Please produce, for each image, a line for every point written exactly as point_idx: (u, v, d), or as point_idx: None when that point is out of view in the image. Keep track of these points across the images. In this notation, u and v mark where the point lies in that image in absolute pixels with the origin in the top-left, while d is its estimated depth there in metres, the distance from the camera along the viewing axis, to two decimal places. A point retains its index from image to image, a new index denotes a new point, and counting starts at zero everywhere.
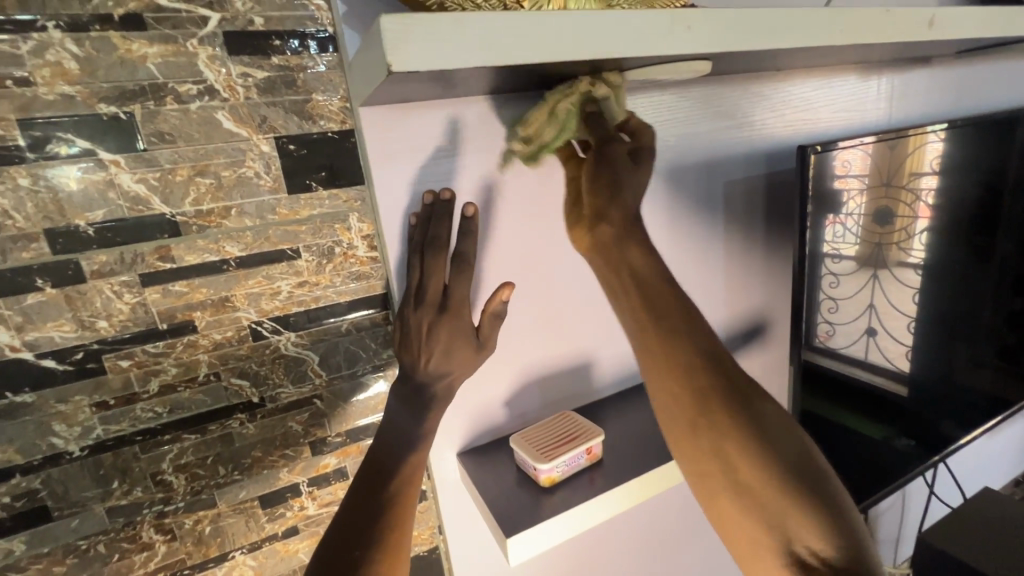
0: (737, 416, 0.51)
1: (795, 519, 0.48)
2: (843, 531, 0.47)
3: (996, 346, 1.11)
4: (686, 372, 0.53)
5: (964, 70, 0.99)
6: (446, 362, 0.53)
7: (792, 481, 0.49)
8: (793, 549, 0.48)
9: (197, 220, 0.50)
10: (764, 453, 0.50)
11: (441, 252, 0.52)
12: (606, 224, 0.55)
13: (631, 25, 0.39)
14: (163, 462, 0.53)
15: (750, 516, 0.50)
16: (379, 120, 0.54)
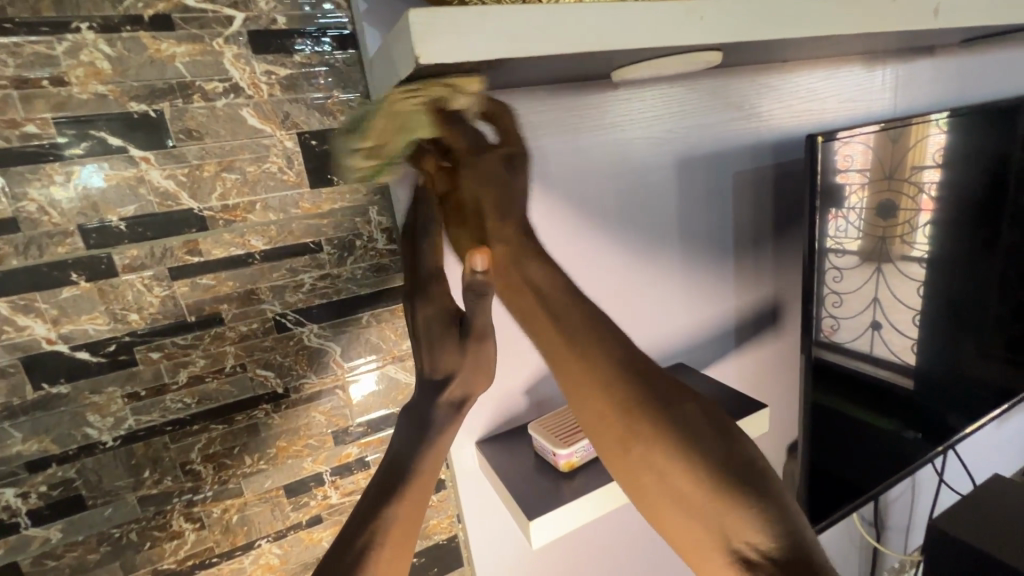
0: (657, 409, 0.37)
1: (736, 516, 0.35)
2: (781, 518, 0.35)
3: (1003, 336, 1.12)
4: (596, 363, 0.37)
5: (966, 61, 1.00)
6: (441, 358, 0.44)
7: (724, 482, 0.35)
8: (736, 549, 0.35)
9: (224, 214, 0.51)
10: (697, 454, 0.36)
11: (409, 232, 0.47)
12: (499, 243, 0.40)
13: (646, 17, 0.40)
14: (193, 451, 0.54)
15: (689, 520, 0.36)
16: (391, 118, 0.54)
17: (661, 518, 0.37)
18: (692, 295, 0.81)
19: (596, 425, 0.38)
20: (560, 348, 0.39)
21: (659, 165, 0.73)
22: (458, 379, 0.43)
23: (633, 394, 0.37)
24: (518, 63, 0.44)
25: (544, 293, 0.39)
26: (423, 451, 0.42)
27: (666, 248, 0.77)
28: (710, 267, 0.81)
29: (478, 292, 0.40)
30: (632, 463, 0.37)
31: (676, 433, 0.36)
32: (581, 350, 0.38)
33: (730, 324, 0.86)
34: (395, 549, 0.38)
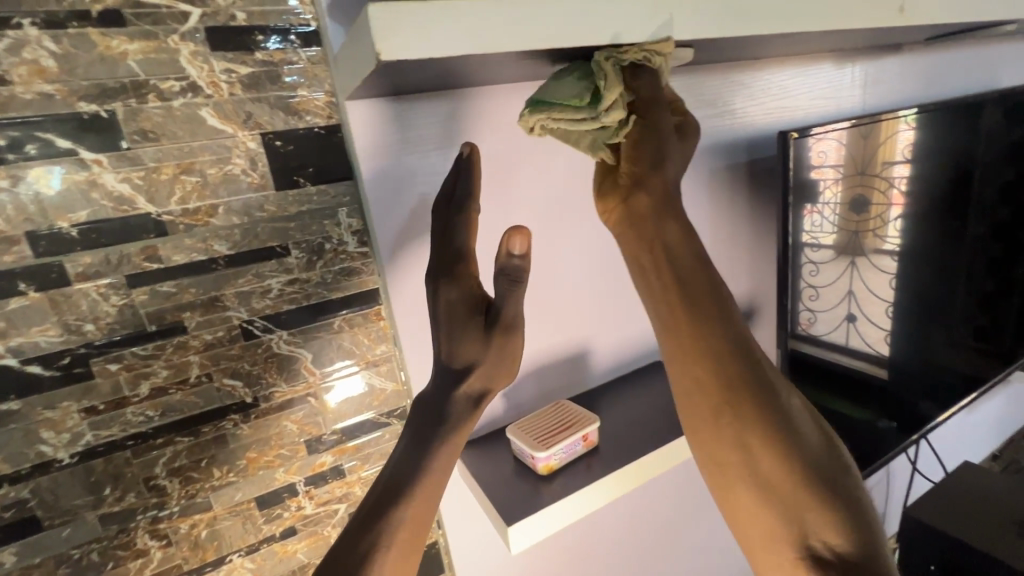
0: (765, 410, 0.44)
1: (815, 514, 0.43)
2: (857, 523, 0.43)
3: (970, 326, 1.15)
4: (717, 355, 0.44)
5: (932, 58, 1.02)
6: (463, 346, 0.50)
7: (813, 480, 0.43)
8: (808, 544, 0.43)
9: (184, 219, 0.49)
10: (792, 453, 0.43)
11: (446, 206, 0.50)
12: (644, 192, 0.47)
13: (614, 14, 0.39)
14: (157, 466, 0.52)
15: (768, 512, 0.44)
16: (366, 117, 0.54)
17: (739, 495, 0.45)
18: None
19: (701, 403, 0.45)
20: (684, 337, 0.45)
21: None
22: (479, 369, 0.50)
23: (741, 384, 0.44)
24: (487, 58, 0.43)
25: (681, 286, 0.45)
26: (439, 443, 0.47)
27: None
28: None
29: (510, 277, 0.49)
30: (725, 442, 0.44)
31: (777, 426, 0.44)
32: (711, 349, 0.44)
33: None
34: (406, 539, 0.43)
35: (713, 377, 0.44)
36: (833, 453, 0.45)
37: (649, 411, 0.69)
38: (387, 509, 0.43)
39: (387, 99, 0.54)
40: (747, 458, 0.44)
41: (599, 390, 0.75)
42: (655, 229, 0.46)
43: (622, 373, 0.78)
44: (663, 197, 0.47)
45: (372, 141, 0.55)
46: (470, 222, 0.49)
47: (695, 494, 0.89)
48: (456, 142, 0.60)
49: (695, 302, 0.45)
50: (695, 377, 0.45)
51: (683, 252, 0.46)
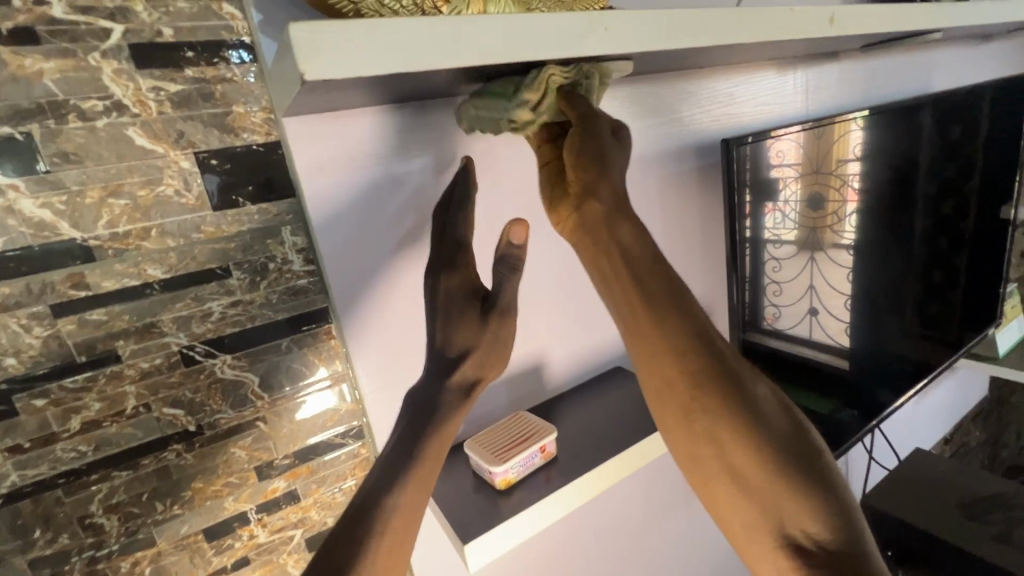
0: (732, 399, 0.44)
1: (794, 504, 0.42)
2: (840, 512, 0.42)
3: (920, 316, 1.20)
4: (679, 349, 0.45)
5: (872, 63, 1.07)
6: (458, 330, 0.51)
7: (790, 468, 0.43)
8: (788, 533, 0.43)
9: (113, 243, 0.47)
10: (764, 443, 0.43)
11: (444, 209, 0.55)
12: (595, 200, 0.47)
13: (546, 30, 0.40)
14: (92, 504, 0.49)
15: (745, 503, 0.44)
16: (355, 124, 0.57)
17: (715, 484, 0.45)
18: None
19: (668, 396, 0.46)
20: (649, 332, 0.46)
21: None
22: (475, 354, 0.50)
23: (707, 376, 0.45)
24: (426, 74, 0.43)
25: (640, 287, 0.46)
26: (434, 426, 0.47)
27: None
28: None
29: (508, 264, 0.53)
30: (696, 435, 0.45)
31: (747, 418, 0.44)
32: (674, 342, 0.45)
33: None
34: (400, 526, 0.41)
35: (676, 370, 0.45)
36: (807, 440, 0.45)
37: (609, 416, 0.70)
38: (384, 493, 0.42)
39: (374, 106, 0.57)
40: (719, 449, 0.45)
41: (562, 398, 0.75)
42: (607, 229, 0.47)
43: (582, 380, 0.78)
44: (615, 203, 0.47)
45: (348, 152, 0.57)
46: (468, 222, 0.54)
47: (661, 494, 0.90)
48: (400, 152, 0.60)
49: (655, 296, 0.46)
50: (660, 370, 0.46)
51: (636, 248, 0.46)
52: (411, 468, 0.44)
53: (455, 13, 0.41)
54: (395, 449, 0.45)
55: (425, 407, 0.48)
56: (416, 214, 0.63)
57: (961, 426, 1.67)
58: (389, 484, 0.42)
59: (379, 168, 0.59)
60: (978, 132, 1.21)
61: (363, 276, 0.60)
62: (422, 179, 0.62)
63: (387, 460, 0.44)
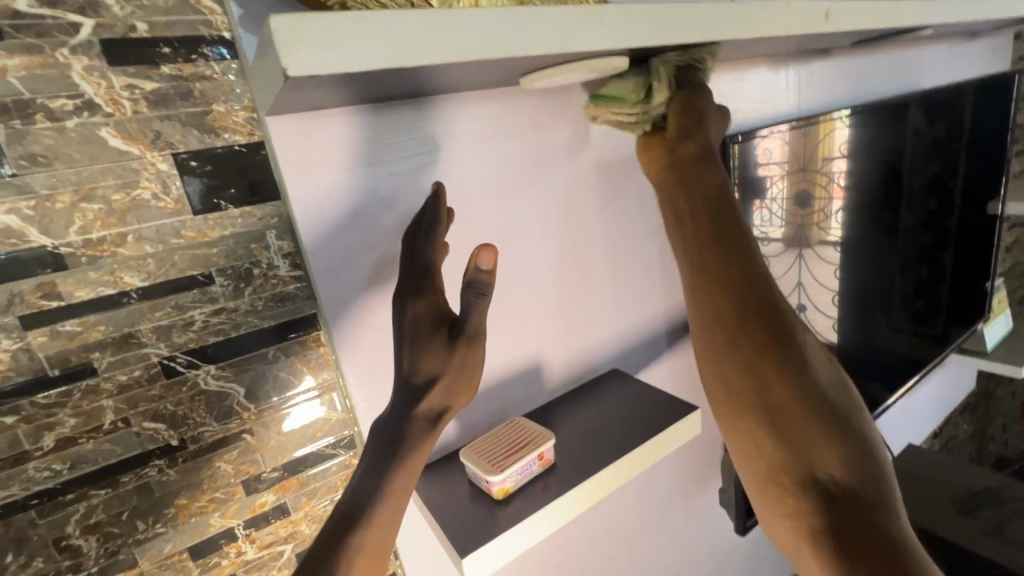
0: (780, 339, 0.48)
1: (823, 445, 0.46)
2: (863, 460, 0.46)
3: (909, 311, 1.21)
4: (739, 286, 0.49)
5: (860, 60, 1.07)
6: (425, 357, 0.49)
7: (824, 410, 0.46)
8: (812, 474, 0.46)
9: (86, 250, 0.44)
10: (805, 382, 0.47)
11: (413, 235, 0.54)
12: (689, 145, 0.54)
13: (538, 25, 0.38)
14: (68, 525, 0.47)
15: (775, 439, 0.47)
16: (340, 121, 0.54)
17: (748, 423, 0.49)
18: (625, 300, 0.80)
19: (719, 328, 0.50)
20: (715, 265, 0.50)
21: (585, 170, 0.72)
22: (442, 380, 0.49)
23: (761, 313, 0.48)
24: (416, 70, 0.41)
25: (714, 224, 0.51)
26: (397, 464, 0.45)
27: (593, 256, 0.75)
28: (637, 269, 0.81)
29: (476, 290, 0.50)
30: (739, 369, 0.49)
31: (793, 358, 0.48)
32: (736, 278, 0.49)
33: (661, 326, 0.86)
34: (365, 565, 0.41)
35: (732, 304, 0.49)
36: (843, 393, 0.48)
37: (605, 420, 0.69)
38: (345, 536, 0.42)
39: (359, 104, 0.54)
40: (759, 384, 0.48)
41: (557, 402, 0.73)
42: (693, 174, 0.54)
43: (576, 385, 0.77)
44: (702, 153, 0.54)
45: (329, 154, 0.54)
46: (437, 244, 0.52)
47: (658, 496, 0.89)
48: (379, 156, 0.57)
49: (724, 237, 0.51)
50: (717, 302, 0.50)
51: (715, 195, 0.52)
52: (373, 509, 0.43)
53: (445, 6, 0.40)
54: (362, 482, 0.45)
55: (391, 439, 0.47)
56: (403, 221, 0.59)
57: (950, 420, 1.69)
58: (354, 523, 0.42)
59: (366, 169, 0.56)
60: (963, 128, 1.22)
61: (348, 284, 0.57)
62: (402, 184, 0.59)
63: (352, 497, 0.44)
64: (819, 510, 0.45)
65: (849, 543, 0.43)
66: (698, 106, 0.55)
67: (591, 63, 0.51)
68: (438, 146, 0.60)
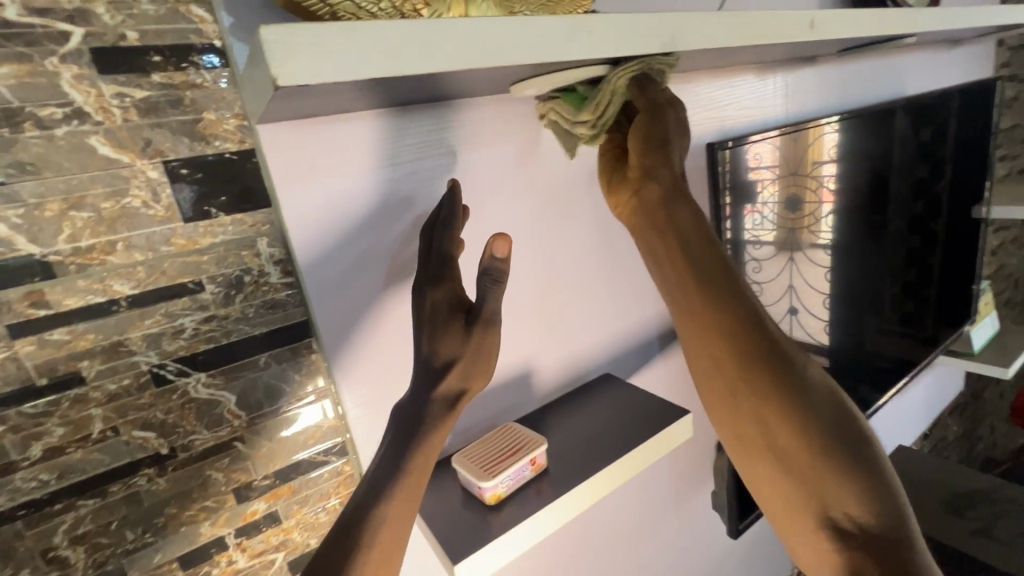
0: (778, 384, 0.49)
1: (836, 487, 0.47)
2: (880, 497, 0.47)
3: (898, 313, 1.23)
4: (728, 334, 0.50)
5: (847, 66, 1.09)
6: (443, 340, 0.50)
7: (834, 453, 0.47)
8: (829, 514, 0.48)
9: (75, 258, 0.44)
10: (808, 427, 0.48)
11: (432, 227, 0.55)
12: (653, 183, 0.53)
13: (527, 36, 0.39)
14: (56, 536, 0.46)
15: (787, 482, 0.50)
16: (364, 124, 0.56)
17: (761, 466, 0.51)
18: (616, 304, 0.81)
19: (717, 376, 0.52)
20: (702, 314, 0.51)
21: (575, 175, 0.73)
22: (461, 362, 0.49)
23: (754, 360, 0.50)
24: (406, 79, 0.41)
25: (694, 269, 0.51)
26: (418, 442, 0.46)
27: (584, 263, 0.76)
28: (630, 273, 0.82)
29: (492, 277, 0.51)
30: (743, 414, 0.51)
31: (794, 402, 0.49)
32: (724, 327, 0.50)
33: (652, 331, 0.86)
34: (386, 542, 0.41)
35: (726, 353, 0.50)
36: (855, 427, 0.49)
37: (597, 425, 0.69)
38: (369, 510, 0.42)
39: (384, 108, 0.56)
40: (764, 428, 0.50)
41: (550, 407, 0.74)
42: (667, 216, 0.53)
43: (568, 390, 0.77)
44: (673, 187, 0.53)
45: (324, 163, 0.54)
46: (454, 237, 0.54)
47: (652, 500, 0.90)
48: (373, 164, 0.57)
49: (709, 281, 0.51)
50: (712, 354, 0.51)
51: (692, 231, 0.52)
52: (396, 483, 0.43)
53: (436, 16, 0.40)
54: (384, 459, 0.45)
55: (410, 420, 0.47)
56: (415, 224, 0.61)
57: (939, 421, 1.71)
58: (376, 500, 0.42)
59: (360, 180, 0.57)
60: (948, 133, 1.24)
61: (353, 285, 0.58)
62: (393, 190, 0.59)
63: (375, 476, 0.44)
64: (841, 548, 0.47)
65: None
66: (660, 132, 0.53)
67: (570, 73, 0.53)
68: (428, 153, 0.61)
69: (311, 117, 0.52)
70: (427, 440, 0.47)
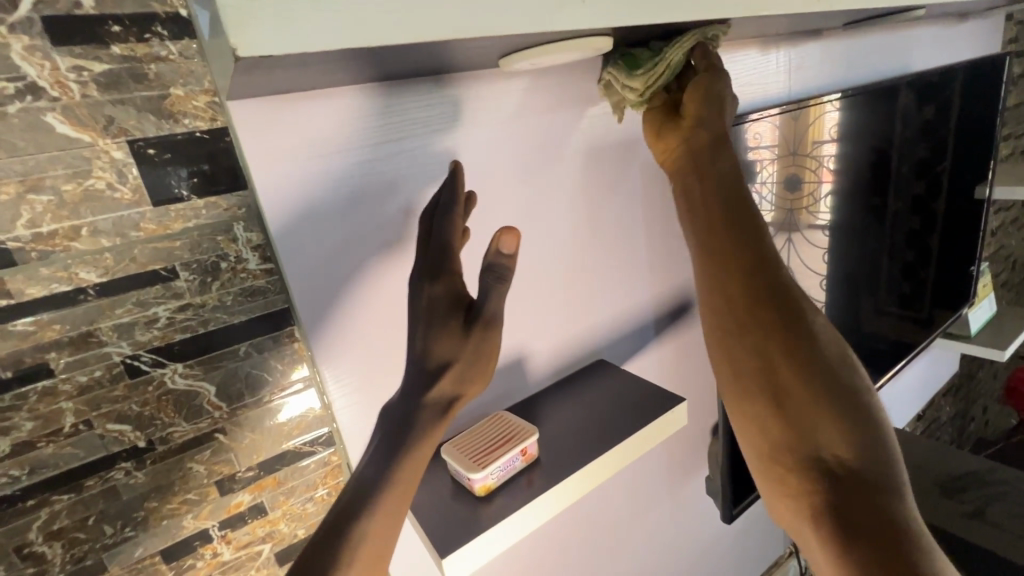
0: (784, 317, 0.49)
1: (826, 425, 0.47)
2: (868, 440, 0.47)
3: (895, 295, 1.21)
4: (743, 264, 0.51)
5: (851, 41, 1.05)
6: (438, 340, 0.49)
7: (830, 388, 0.48)
8: (816, 454, 0.47)
9: (36, 245, 0.42)
10: (811, 360, 0.48)
11: (431, 214, 0.52)
12: (703, 131, 0.56)
13: (514, 4, 0.36)
14: (30, 532, 0.45)
15: (778, 419, 0.49)
16: (343, 100, 0.52)
17: (755, 406, 0.50)
18: (613, 288, 0.79)
19: (730, 304, 0.51)
20: (717, 237, 0.52)
21: (569, 154, 0.70)
22: (455, 366, 0.49)
23: (763, 288, 0.50)
24: (400, 48, 0.38)
25: (715, 199, 0.53)
26: (406, 446, 0.46)
27: (579, 246, 0.74)
28: (624, 256, 0.79)
29: (496, 274, 0.51)
30: (744, 347, 0.50)
31: (798, 335, 0.49)
32: (741, 256, 0.51)
33: (648, 315, 0.85)
34: (367, 553, 0.41)
35: (738, 283, 0.51)
36: (853, 373, 0.49)
37: (591, 412, 0.68)
38: (353, 514, 0.42)
39: (372, 82, 0.53)
40: (765, 363, 0.49)
41: (543, 394, 0.72)
42: (707, 160, 0.55)
43: (563, 376, 0.75)
44: (719, 139, 0.56)
45: (290, 142, 0.50)
46: (454, 226, 0.50)
47: (646, 485, 0.89)
48: (332, 147, 0.53)
49: (730, 214, 0.52)
50: (725, 280, 0.51)
51: (727, 172, 0.55)
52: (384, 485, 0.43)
53: None
54: (371, 461, 0.45)
55: (400, 425, 0.47)
56: (405, 207, 0.59)
57: (933, 403, 1.71)
58: (362, 505, 0.42)
59: (322, 161, 0.53)
60: (952, 112, 1.21)
61: (323, 271, 0.55)
62: (353, 175, 0.55)
63: (362, 478, 0.44)
64: (824, 491, 0.46)
65: (855, 527, 0.44)
66: (719, 91, 0.57)
67: (569, 44, 0.49)
68: (394, 139, 0.56)
69: (289, 91, 0.48)
70: (418, 443, 0.47)
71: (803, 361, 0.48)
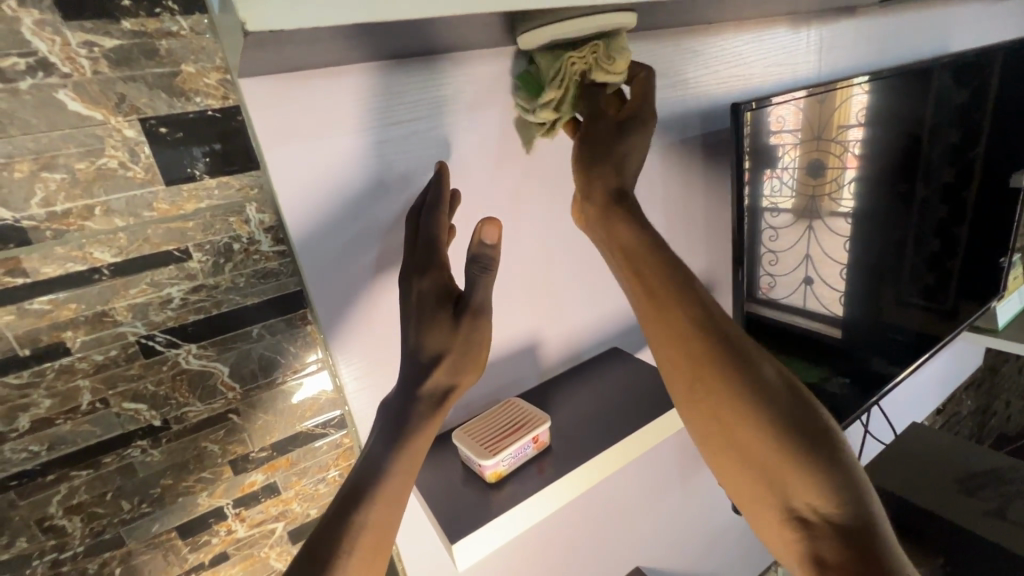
0: (732, 377, 0.50)
1: (795, 481, 0.48)
2: (841, 488, 0.47)
3: (919, 286, 1.18)
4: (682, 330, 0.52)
5: (885, 20, 1.00)
6: (430, 334, 0.48)
7: (789, 447, 0.48)
8: (794, 506, 0.49)
9: (51, 224, 0.41)
10: (763, 420, 0.49)
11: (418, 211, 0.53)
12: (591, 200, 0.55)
13: None
14: (51, 506, 0.46)
15: (752, 477, 0.51)
16: (348, 78, 0.51)
17: (727, 464, 0.52)
18: None
19: (680, 372, 0.52)
20: (649, 309, 0.53)
21: None
22: (448, 357, 0.48)
23: (707, 351, 0.51)
24: (414, 23, 0.37)
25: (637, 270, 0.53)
26: (405, 437, 0.45)
27: None
28: None
29: (481, 264, 0.49)
30: (703, 411, 0.52)
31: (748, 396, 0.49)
32: (679, 323, 0.52)
33: None
34: (370, 545, 0.41)
35: (680, 351, 0.52)
36: (813, 415, 0.49)
37: (603, 401, 0.67)
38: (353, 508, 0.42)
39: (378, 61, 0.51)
40: (722, 426, 0.51)
41: (554, 380, 0.72)
42: (608, 232, 0.55)
43: (576, 362, 0.75)
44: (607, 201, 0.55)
45: (295, 123, 0.49)
46: (440, 220, 0.51)
47: (656, 473, 0.89)
48: (338, 128, 0.51)
49: (661, 280, 0.52)
50: (672, 348, 0.52)
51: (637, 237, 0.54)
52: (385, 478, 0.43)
53: None
54: (370, 456, 0.45)
55: (395, 418, 0.46)
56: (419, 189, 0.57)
57: (953, 396, 1.67)
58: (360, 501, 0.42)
59: (325, 141, 0.51)
60: (989, 95, 1.15)
61: (328, 256, 0.53)
62: (357, 159, 0.53)
63: (361, 473, 0.43)
64: (810, 538, 0.48)
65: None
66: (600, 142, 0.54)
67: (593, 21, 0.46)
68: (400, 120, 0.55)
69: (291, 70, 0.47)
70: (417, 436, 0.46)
71: (756, 423, 0.49)
